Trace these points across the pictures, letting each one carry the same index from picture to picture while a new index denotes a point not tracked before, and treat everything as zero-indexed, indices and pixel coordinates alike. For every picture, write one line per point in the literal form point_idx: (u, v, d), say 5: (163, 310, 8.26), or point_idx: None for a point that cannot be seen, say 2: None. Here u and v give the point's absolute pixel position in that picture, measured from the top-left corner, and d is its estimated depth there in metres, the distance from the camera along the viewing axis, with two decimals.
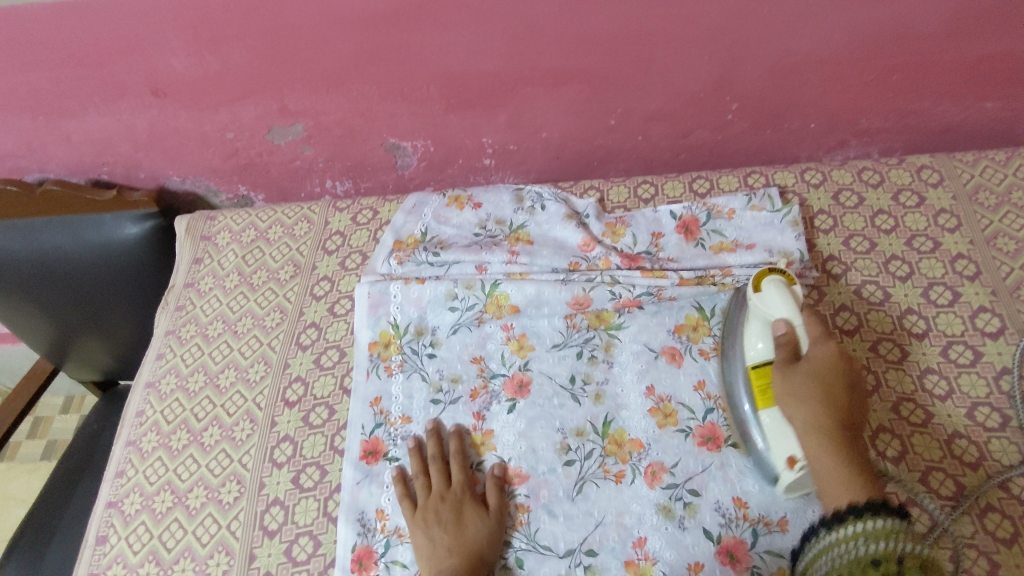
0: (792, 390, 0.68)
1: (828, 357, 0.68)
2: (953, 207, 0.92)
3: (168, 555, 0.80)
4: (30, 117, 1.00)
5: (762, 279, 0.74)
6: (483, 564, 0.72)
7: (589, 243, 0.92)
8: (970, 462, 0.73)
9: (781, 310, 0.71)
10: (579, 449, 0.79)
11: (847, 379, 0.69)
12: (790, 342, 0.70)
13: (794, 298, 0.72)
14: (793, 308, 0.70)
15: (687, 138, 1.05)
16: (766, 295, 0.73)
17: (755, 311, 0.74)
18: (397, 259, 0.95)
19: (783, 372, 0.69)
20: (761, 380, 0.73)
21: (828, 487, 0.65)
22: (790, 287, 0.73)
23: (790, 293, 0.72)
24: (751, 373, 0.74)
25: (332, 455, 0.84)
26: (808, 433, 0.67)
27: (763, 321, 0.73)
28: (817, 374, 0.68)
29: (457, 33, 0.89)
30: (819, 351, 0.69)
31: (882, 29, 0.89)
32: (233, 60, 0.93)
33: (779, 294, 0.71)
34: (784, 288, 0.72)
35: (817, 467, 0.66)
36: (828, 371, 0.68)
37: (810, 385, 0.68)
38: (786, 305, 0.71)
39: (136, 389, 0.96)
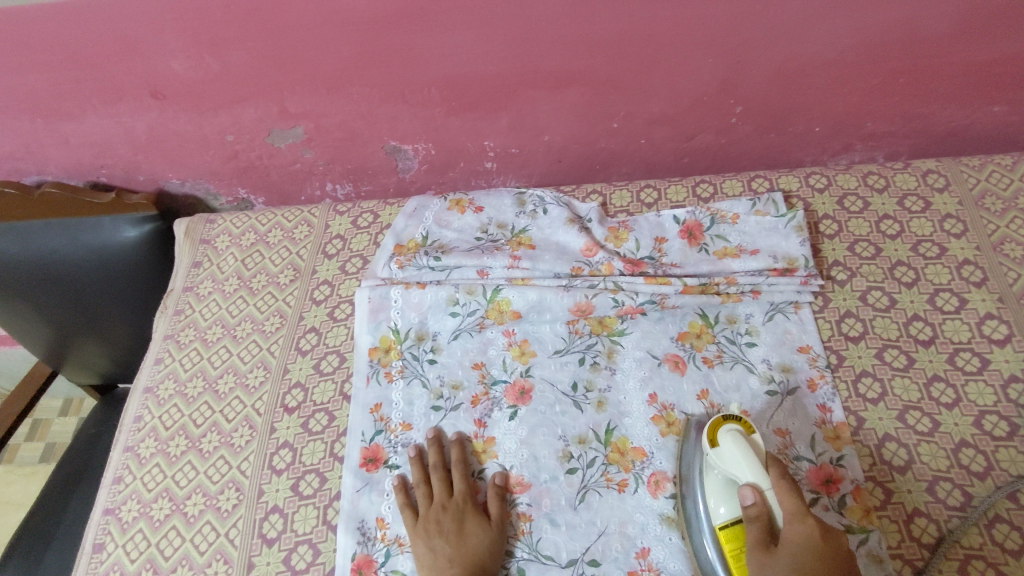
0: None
1: (802, 539, 0.59)
2: (959, 212, 0.91)
3: (166, 563, 0.79)
4: (28, 119, 0.99)
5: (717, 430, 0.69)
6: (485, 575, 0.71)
7: (592, 247, 0.91)
8: (977, 472, 0.72)
9: (744, 471, 0.65)
10: (582, 457, 0.78)
11: (837, 566, 0.58)
12: (760, 514, 0.63)
13: (755, 453, 0.67)
14: (756, 468, 0.65)
15: (690, 141, 1.04)
16: (724, 449, 0.68)
17: (715, 467, 0.69)
18: (397, 264, 0.93)
19: (758, 558, 0.60)
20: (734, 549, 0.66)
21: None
22: (749, 438, 0.68)
23: (749, 446, 0.67)
24: (721, 536, 0.67)
25: (332, 463, 0.83)
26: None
27: (725, 480, 0.68)
28: (795, 563, 0.58)
29: (459, 35, 0.88)
30: (792, 531, 0.60)
31: (888, 32, 0.88)
32: (233, 62, 0.92)
33: (738, 450, 0.67)
34: (739, 439, 0.67)
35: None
36: (806, 556, 0.58)
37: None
38: (747, 464, 0.65)
39: (134, 394, 0.95)
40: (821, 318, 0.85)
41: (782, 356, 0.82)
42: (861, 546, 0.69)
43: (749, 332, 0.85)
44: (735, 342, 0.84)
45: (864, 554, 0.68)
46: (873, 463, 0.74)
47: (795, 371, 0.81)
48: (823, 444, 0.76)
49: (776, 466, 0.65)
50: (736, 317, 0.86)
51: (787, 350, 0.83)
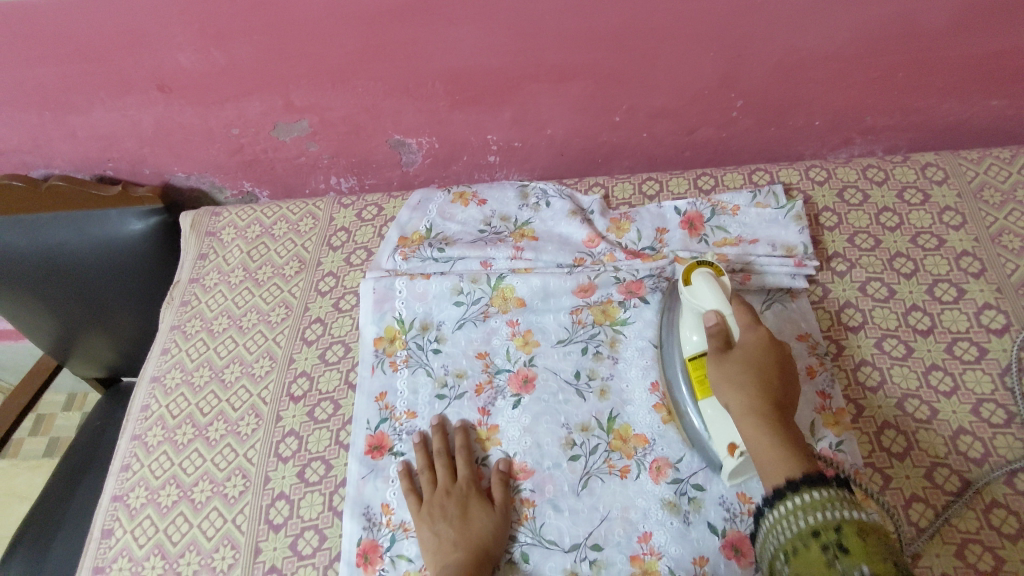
0: (725, 376, 0.68)
1: (756, 342, 0.68)
2: (958, 204, 0.92)
3: (174, 548, 0.80)
4: (36, 112, 1.00)
5: (692, 272, 0.76)
6: (489, 559, 0.72)
7: (594, 239, 0.92)
8: (975, 458, 0.73)
9: (710, 302, 0.72)
10: (584, 444, 0.79)
11: (782, 361, 0.68)
12: (722, 331, 0.70)
13: (724, 290, 0.73)
14: (721, 299, 0.72)
15: (692, 135, 1.05)
16: (697, 289, 0.74)
17: (687, 304, 0.76)
18: (401, 255, 0.95)
19: (716, 361, 0.69)
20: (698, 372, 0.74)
21: (765, 464, 0.63)
22: (720, 279, 0.74)
23: (718, 286, 0.73)
24: (689, 365, 0.75)
25: (337, 450, 0.84)
26: (744, 414, 0.65)
27: (695, 313, 0.75)
28: (749, 360, 0.67)
29: (463, 29, 0.89)
30: (746, 335, 0.69)
31: (886, 26, 0.89)
32: (239, 55, 0.93)
33: (708, 286, 0.73)
34: (712, 279, 0.74)
35: (756, 449, 0.64)
36: (757, 355, 0.68)
37: (742, 371, 0.67)
38: (716, 296, 0.72)
39: (141, 384, 0.96)
40: (820, 309, 0.86)
41: (782, 343, 0.83)
42: None
43: None
44: None
45: None
46: (872, 450, 0.75)
47: (795, 359, 0.82)
48: (824, 430, 0.76)
49: (739, 300, 0.73)
50: (736, 300, 0.87)
51: (787, 336, 0.83)
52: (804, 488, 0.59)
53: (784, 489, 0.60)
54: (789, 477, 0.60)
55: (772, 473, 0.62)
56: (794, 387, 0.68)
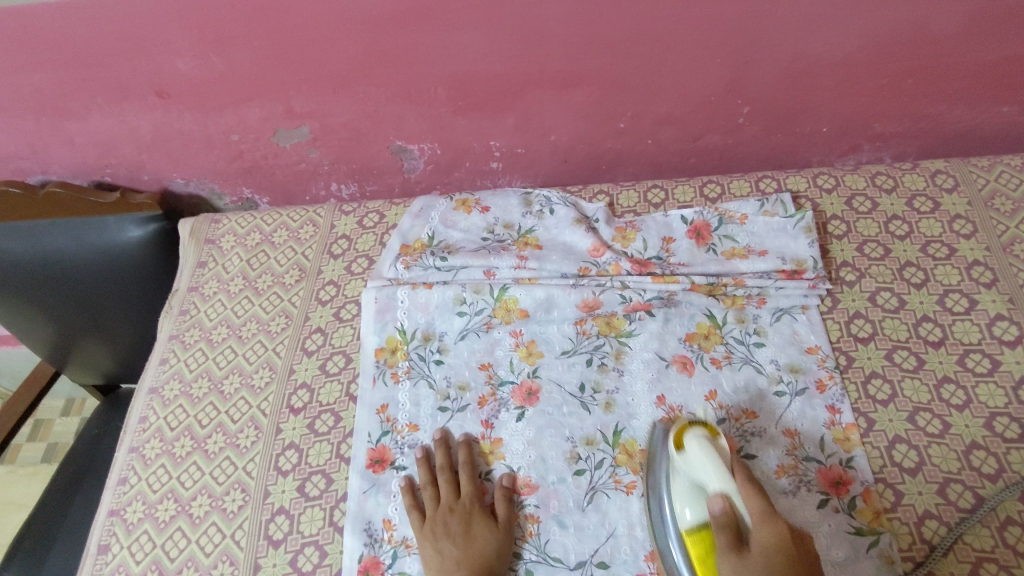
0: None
1: (777, 540, 0.57)
2: (968, 213, 0.91)
3: (171, 564, 0.78)
4: (33, 118, 0.99)
5: (685, 436, 0.70)
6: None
7: (599, 248, 0.90)
8: (989, 474, 0.72)
9: (714, 480, 0.65)
10: (590, 459, 0.78)
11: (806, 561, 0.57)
12: (730, 520, 0.60)
13: (722, 458, 0.66)
14: (723, 476, 0.64)
15: (697, 141, 1.03)
16: (691, 455, 0.68)
17: (682, 472, 0.69)
18: (403, 264, 0.93)
19: (732, 561, 0.57)
20: (699, 548, 0.65)
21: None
22: (716, 442, 0.68)
23: (716, 452, 0.67)
24: (688, 540, 0.66)
25: (338, 464, 0.82)
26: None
27: (692, 485, 0.67)
28: (772, 562, 0.55)
29: (467, 35, 0.88)
30: (763, 534, 0.58)
31: (897, 32, 0.88)
32: (239, 61, 0.91)
33: (707, 457, 0.66)
34: (708, 443, 0.67)
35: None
36: (779, 555, 0.56)
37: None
38: (717, 474, 0.65)
39: (139, 394, 0.94)
40: (829, 320, 0.85)
41: (790, 356, 0.82)
42: (872, 548, 0.69)
43: (757, 332, 0.84)
44: (743, 342, 0.84)
45: (875, 556, 0.68)
46: (884, 465, 0.74)
47: (804, 372, 0.81)
48: (833, 446, 0.75)
49: (742, 471, 0.65)
50: (744, 316, 0.85)
51: (795, 351, 0.82)
52: None
53: None
54: None
55: None
56: None
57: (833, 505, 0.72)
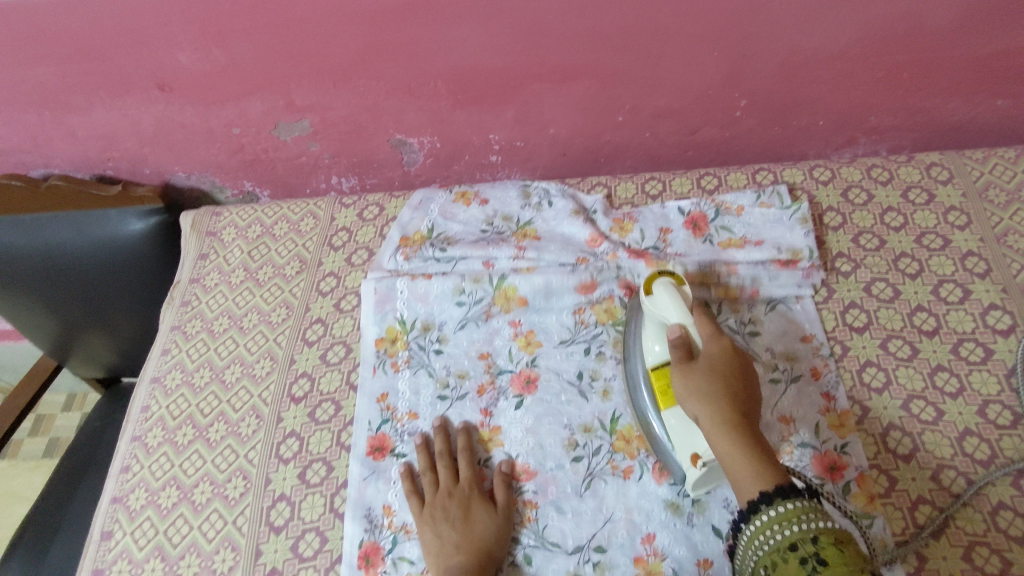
0: (692, 387, 0.65)
1: (720, 352, 0.67)
2: (963, 204, 0.91)
3: (174, 550, 0.79)
4: (36, 111, 1.00)
5: (653, 282, 0.74)
6: (492, 561, 0.72)
7: (597, 239, 0.92)
8: (981, 460, 0.73)
9: (671, 313, 0.71)
10: (587, 445, 0.78)
11: (743, 372, 0.67)
12: (684, 342, 0.68)
13: (683, 298, 0.72)
14: (682, 310, 0.70)
15: (695, 134, 1.04)
16: (657, 298, 0.73)
17: (649, 313, 0.74)
18: (403, 256, 0.94)
19: (681, 372, 0.67)
20: (662, 383, 0.71)
21: (736, 476, 0.60)
22: (681, 289, 0.73)
23: (677, 293, 0.72)
24: (653, 376, 0.72)
25: (338, 451, 0.83)
26: (713, 427, 0.63)
27: (657, 323, 0.73)
28: (713, 369, 0.66)
29: (466, 28, 0.89)
30: (710, 347, 0.68)
31: (891, 26, 0.88)
32: (240, 54, 0.92)
33: (669, 295, 0.72)
34: (671, 287, 0.72)
35: (731, 466, 0.61)
36: (721, 366, 0.66)
37: (710, 382, 0.65)
38: (676, 307, 0.71)
39: (141, 384, 0.95)
40: (825, 309, 0.86)
41: (786, 345, 0.83)
42: (866, 531, 0.70)
43: (753, 321, 0.85)
44: (740, 331, 0.84)
45: (869, 539, 0.69)
46: (878, 451, 0.75)
47: (799, 360, 0.82)
48: (828, 432, 0.76)
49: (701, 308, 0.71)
50: (740, 306, 0.86)
51: (791, 339, 0.83)
52: (776, 499, 0.57)
53: (755, 502, 0.58)
54: (761, 492, 0.58)
55: (745, 484, 0.59)
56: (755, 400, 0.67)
57: (827, 489, 0.72)
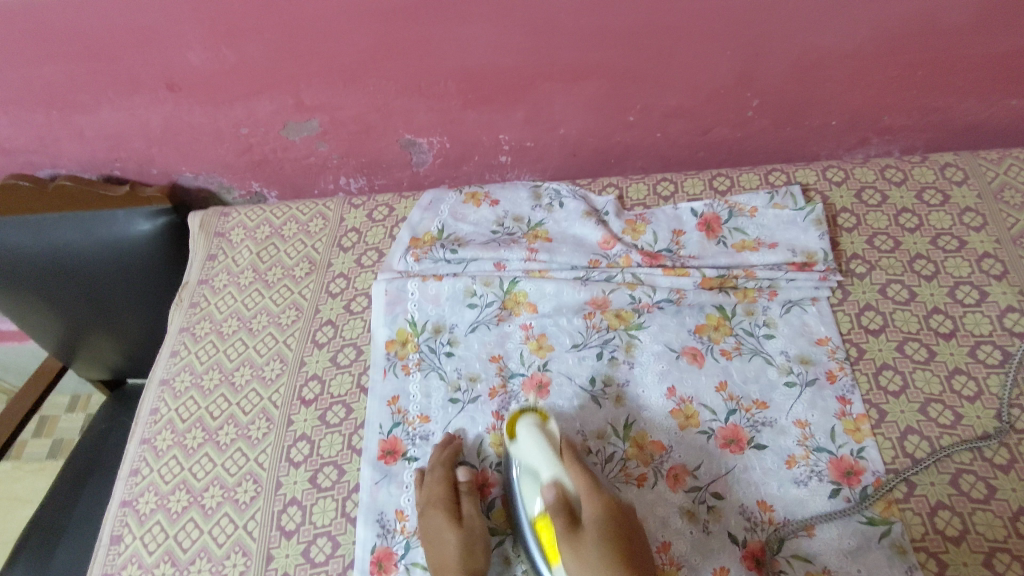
0: (586, 564, 0.61)
1: (603, 511, 0.65)
2: (978, 206, 0.91)
3: (184, 555, 0.79)
4: (43, 111, 0.99)
5: (517, 424, 0.75)
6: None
7: (610, 240, 0.91)
8: (1000, 464, 0.72)
9: (545, 467, 0.70)
10: (600, 452, 0.77)
11: (627, 520, 0.65)
12: (563, 504, 0.67)
13: (550, 441, 0.72)
14: (554, 462, 0.70)
15: (706, 134, 1.03)
16: (522, 442, 0.73)
17: (517, 460, 0.73)
18: (413, 257, 0.93)
19: (570, 546, 0.63)
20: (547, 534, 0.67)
21: None
22: (544, 425, 0.74)
23: (545, 436, 0.73)
24: (537, 527, 0.68)
25: (350, 455, 0.82)
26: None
27: (530, 476, 0.71)
28: (601, 537, 0.63)
29: (478, 27, 0.88)
30: (591, 508, 0.65)
31: (907, 25, 0.88)
32: (250, 53, 0.91)
33: (538, 445, 0.72)
34: (537, 425, 0.74)
35: None
36: (606, 524, 0.64)
37: (600, 550, 0.62)
38: (548, 464, 0.70)
39: (150, 387, 0.94)
40: (840, 311, 0.85)
41: (801, 348, 0.82)
42: (884, 538, 0.69)
43: (767, 324, 0.84)
44: (753, 334, 0.84)
45: (887, 546, 0.68)
46: (896, 456, 0.74)
47: (814, 363, 0.81)
48: (844, 436, 0.75)
49: (569, 453, 0.71)
50: (754, 308, 0.86)
51: (805, 342, 0.82)
52: None
53: None
54: None
55: None
56: (643, 546, 0.65)
57: (844, 495, 0.72)
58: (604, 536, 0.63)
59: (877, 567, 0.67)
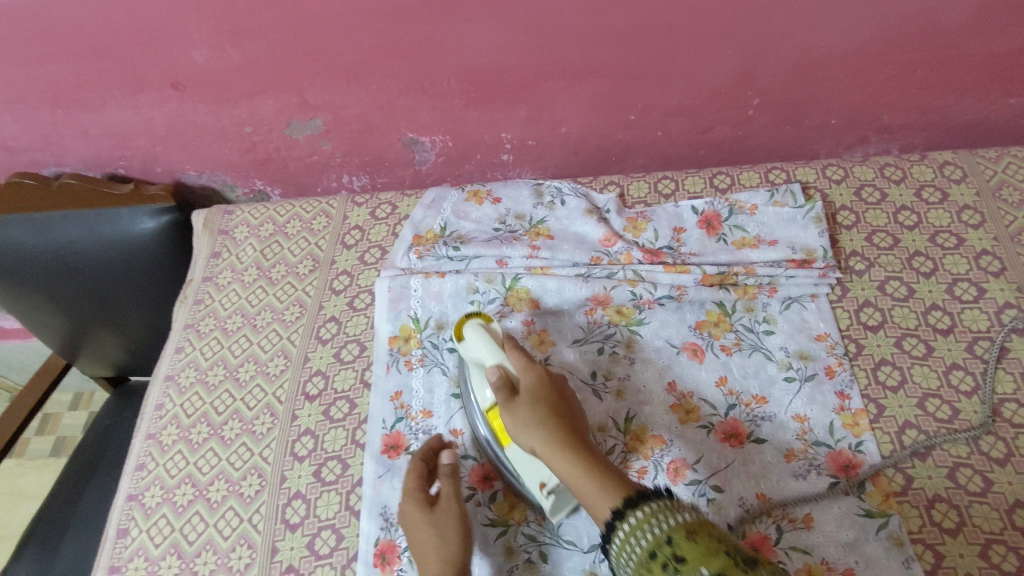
0: (523, 422, 0.65)
1: (537, 380, 0.69)
2: (976, 203, 0.91)
3: (189, 548, 0.79)
4: (48, 110, 1.00)
5: (462, 326, 0.74)
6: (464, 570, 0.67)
7: (611, 238, 0.92)
8: (997, 458, 0.73)
9: (489, 355, 0.71)
10: (601, 445, 0.78)
11: (561, 394, 0.69)
12: (506, 381, 0.69)
13: (495, 337, 0.73)
14: (496, 349, 0.71)
15: (707, 133, 1.04)
16: (470, 340, 0.73)
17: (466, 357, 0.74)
18: (416, 254, 0.94)
19: (508, 410, 0.67)
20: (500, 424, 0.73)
21: (589, 496, 0.58)
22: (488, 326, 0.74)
23: (489, 333, 0.73)
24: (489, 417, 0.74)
25: (353, 449, 0.83)
26: (550, 452, 0.63)
27: (476, 364, 0.74)
28: (537, 399, 0.67)
29: (480, 26, 0.89)
30: (526, 379, 0.69)
31: (906, 25, 0.89)
32: (254, 52, 0.92)
33: (481, 339, 0.72)
34: (483, 327, 0.74)
35: (573, 483, 0.60)
36: (541, 391, 0.68)
37: (536, 411, 0.65)
38: (489, 348, 0.71)
39: (155, 382, 0.95)
40: (839, 307, 0.86)
41: (800, 344, 0.83)
42: (882, 530, 0.70)
43: (766, 320, 0.85)
44: (753, 330, 0.85)
45: (885, 538, 0.69)
46: (894, 450, 0.75)
47: (813, 359, 0.82)
48: (842, 431, 0.76)
49: (512, 346, 0.73)
50: (754, 305, 0.87)
51: (804, 338, 0.83)
52: (640, 504, 0.53)
53: (612, 521, 0.54)
54: (612, 509, 0.55)
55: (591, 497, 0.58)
56: (577, 417, 0.69)
57: (842, 488, 0.73)
58: (540, 402, 0.66)
59: (875, 559, 0.68)
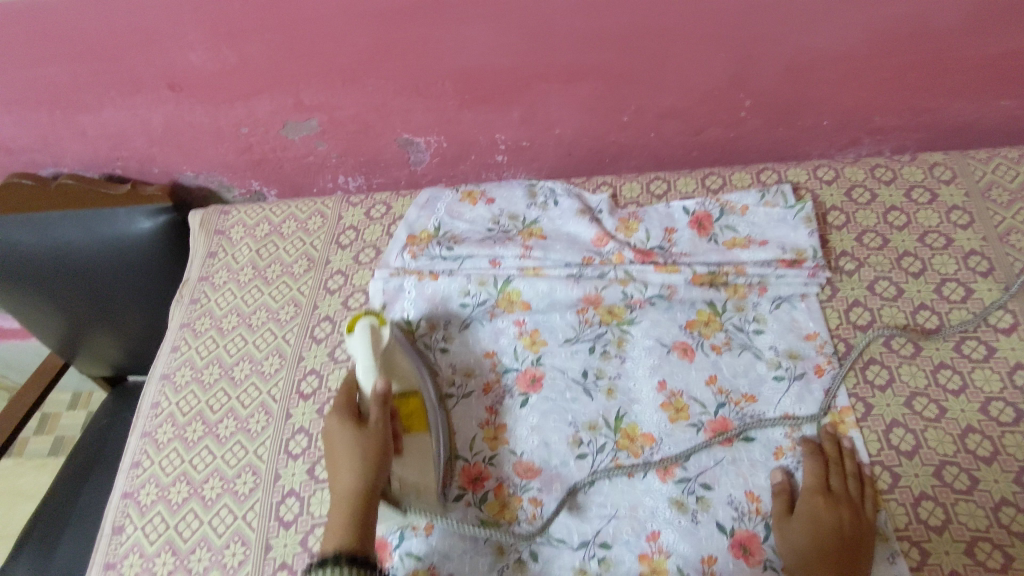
0: (793, 543, 0.69)
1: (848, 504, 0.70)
2: (966, 204, 0.92)
3: (184, 545, 0.80)
4: (46, 111, 1.01)
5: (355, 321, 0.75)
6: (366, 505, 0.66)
7: (603, 238, 0.92)
8: (984, 457, 0.73)
9: (363, 360, 0.73)
10: (592, 443, 0.79)
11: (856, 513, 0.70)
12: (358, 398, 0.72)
13: (376, 344, 0.74)
14: (367, 356, 0.73)
15: (700, 134, 1.05)
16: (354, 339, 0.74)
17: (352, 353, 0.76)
18: (410, 253, 0.94)
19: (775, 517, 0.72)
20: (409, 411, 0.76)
21: None
22: (378, 329, 0.75)
23: (371, 340, 0.74)
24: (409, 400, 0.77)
25: None
26: None
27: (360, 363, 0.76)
28: (833, 521, 0.69)
29: (474, 29, 0.90)
30: (836, 489, 0.72)
31: (895, 27, 0.89)
32: (251, 54, 0.93)
33: (361, 340, 0.74)
34: (371, 327, 0.74)
35: None
36: (846, 508, 0.70)
37: (806, 535, 0.68)
38: (363, 349, 0.73)
39: (151, 381, 0.96)
40: (829, 307, 0.86)
41: (790, 343, 0.84)
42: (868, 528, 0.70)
43: (757, 320, 0.86)
44: (743, 329, 0.85)
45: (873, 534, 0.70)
46: (881, 448, 0.75)
47: (802, 358, 0.82)
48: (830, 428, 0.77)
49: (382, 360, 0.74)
50: (744, 305, 0.87)
51: (794, 337, 0.84)
52: None
53: None
54: None
55: None
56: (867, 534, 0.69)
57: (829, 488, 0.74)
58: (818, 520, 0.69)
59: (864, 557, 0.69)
